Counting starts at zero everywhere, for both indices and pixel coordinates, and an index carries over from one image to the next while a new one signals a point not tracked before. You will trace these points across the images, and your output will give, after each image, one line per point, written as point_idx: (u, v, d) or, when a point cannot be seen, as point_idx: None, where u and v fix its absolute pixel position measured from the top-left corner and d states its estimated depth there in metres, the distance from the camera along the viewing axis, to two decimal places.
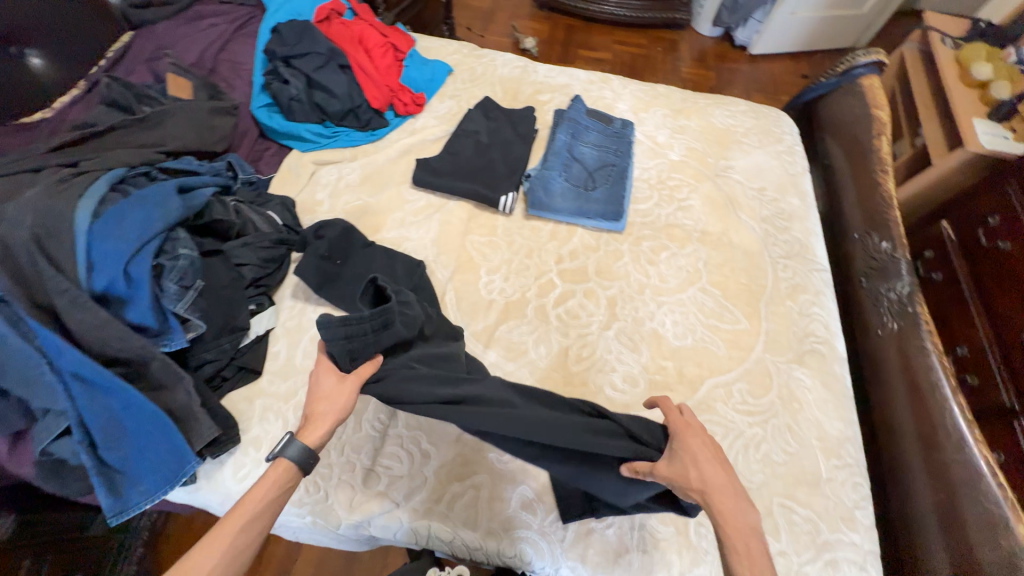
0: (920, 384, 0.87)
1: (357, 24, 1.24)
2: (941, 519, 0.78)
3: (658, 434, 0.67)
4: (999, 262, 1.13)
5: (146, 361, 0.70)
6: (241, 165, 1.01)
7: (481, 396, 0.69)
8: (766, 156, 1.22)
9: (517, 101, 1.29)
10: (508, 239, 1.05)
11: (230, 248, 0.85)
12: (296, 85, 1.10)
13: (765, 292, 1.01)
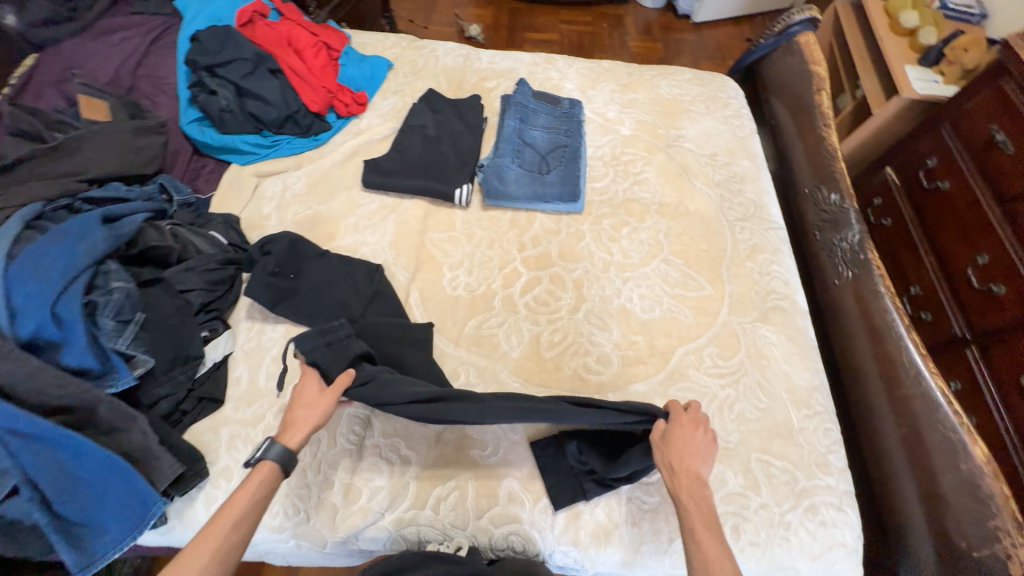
0: (877, 326, 0.91)
1: (284, 25, 1.18)
2: (907, 451, 0.81)
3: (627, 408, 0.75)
4: (940, 202, 1.19)
5: (92, 406, 0.65)
6: (175, 186, 0.95)
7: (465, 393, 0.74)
8: (714, 122, 1.23)
9: (463, 90, 1.26)
10: (468, 233, 1.03)
11: (171, 274, 0.80)
12: (225, 95, 1.05)
13: (726, 256, 1.03)
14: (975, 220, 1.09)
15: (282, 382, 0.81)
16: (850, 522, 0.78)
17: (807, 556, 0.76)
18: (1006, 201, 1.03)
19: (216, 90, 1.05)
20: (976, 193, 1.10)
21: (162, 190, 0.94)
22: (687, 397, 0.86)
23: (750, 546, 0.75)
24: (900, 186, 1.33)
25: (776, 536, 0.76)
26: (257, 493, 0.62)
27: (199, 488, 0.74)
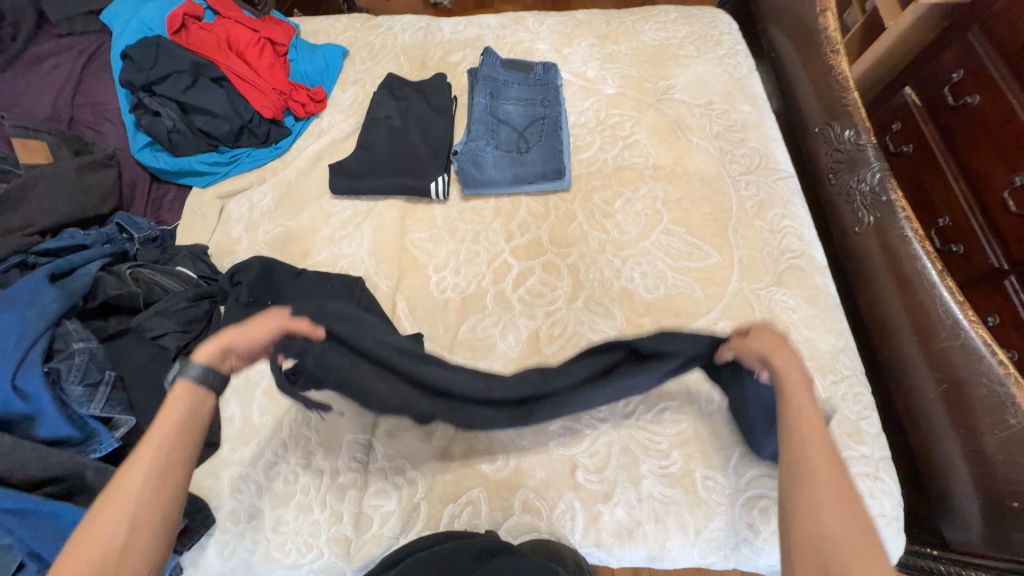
0: (906, 275, 0.82)
1: (220, 25, 1.08)
2: (948, 409, 0.75)
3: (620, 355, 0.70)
4: (970, 120, 1.06)
5: (79, 473, 0.63)
6: (134, 223, 0.90)
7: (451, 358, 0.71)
8: (707, 64, 1.11)
9: (427, 70, 1.15)
10: (451, 228, 0.96)
11: (141, 321, 0.77)
12: (170, 115, 0.98)
13: (731, 217, 0.94)
14: (1012, 137, 0.97)
15: (276, 416, 0.79)
16: (889, 491, 0.73)
17: None
18: None
19: (159, 111, 0.98)
20: (1013, 106, 0.97)
21: (121, 229, 0.89)
22: (703, 378, 0.80)
23: None
24: (923, 107, 1.18)
25: None
26: (181, 430, 0.55)
27: (208, 535, 0.73)
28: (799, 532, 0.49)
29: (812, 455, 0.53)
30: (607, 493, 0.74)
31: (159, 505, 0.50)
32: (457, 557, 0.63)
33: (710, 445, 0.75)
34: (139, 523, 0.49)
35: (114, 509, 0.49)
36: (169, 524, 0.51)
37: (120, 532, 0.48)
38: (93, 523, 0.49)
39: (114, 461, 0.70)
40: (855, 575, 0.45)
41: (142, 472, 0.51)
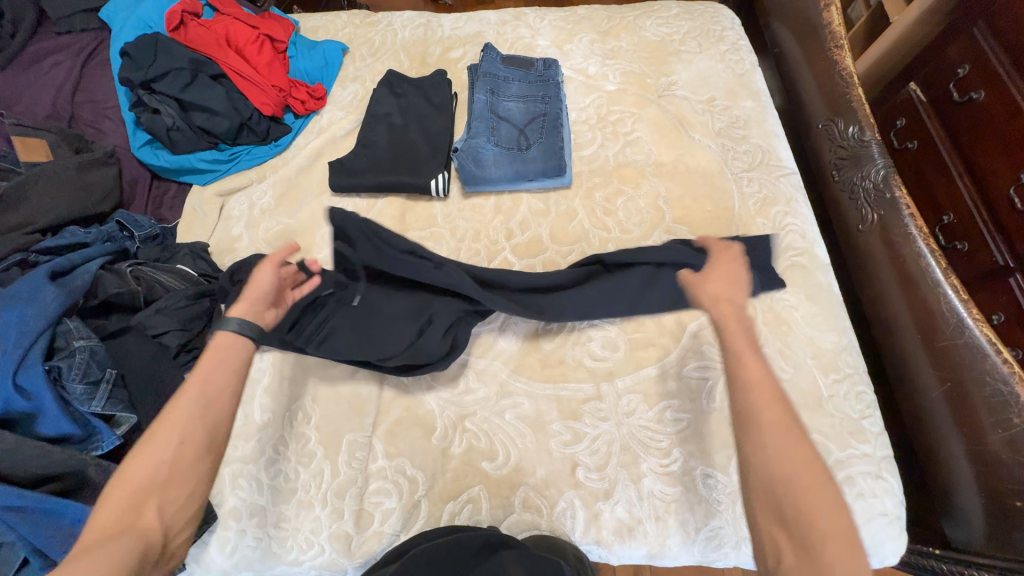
0: (910, 273, 0.81)
1: (220, 22, 1.08)
2: (952, 408, 0.74)
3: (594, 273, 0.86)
4: (975, 116, 1.05)
5: (80, 470, 0.64)
6: (133, 220, 0.90)
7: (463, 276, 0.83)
8: (709, 60, 1.10)
9: (427, 66, 1.14)
10: (451, 226, 0.96)
11: (142, 319, 0.77)
12: (169, 112, 0.98)
13: (733, 215, 0.93)
14: (1018, 132, 0.96)
15: (278, 414, 0.79)
16: (890, 489, 0.73)
17: None
18: None
19: (158, 108, 0.98)
20: (1018, 101, 0.96)
21: (121, 226, 0.89)
22: (704, 376, 0.79)
23: None
24: (928, 103, 1.17)
25: None
26: (220, 368, 0.61)
27: (210, 531, 0.72)
28: (758, 484, 0.51)
29: (765, 412, 0.53)
30: (608, 491, 0.74)
31: (202, 437, 0.55)
32: (458, 551, 0.63)
33: (712, 443, 0.75)
34: (186, 448, 0.54)
35: (165, 437, 0.54)
36: (212, 451, 0.56)
37: (170, 455, 0.53)
38: (148, 445, 0.54)
39: (115, 459, 0.71)
40: (805, 506, 0.48)
41: (189, 404, 0.57)
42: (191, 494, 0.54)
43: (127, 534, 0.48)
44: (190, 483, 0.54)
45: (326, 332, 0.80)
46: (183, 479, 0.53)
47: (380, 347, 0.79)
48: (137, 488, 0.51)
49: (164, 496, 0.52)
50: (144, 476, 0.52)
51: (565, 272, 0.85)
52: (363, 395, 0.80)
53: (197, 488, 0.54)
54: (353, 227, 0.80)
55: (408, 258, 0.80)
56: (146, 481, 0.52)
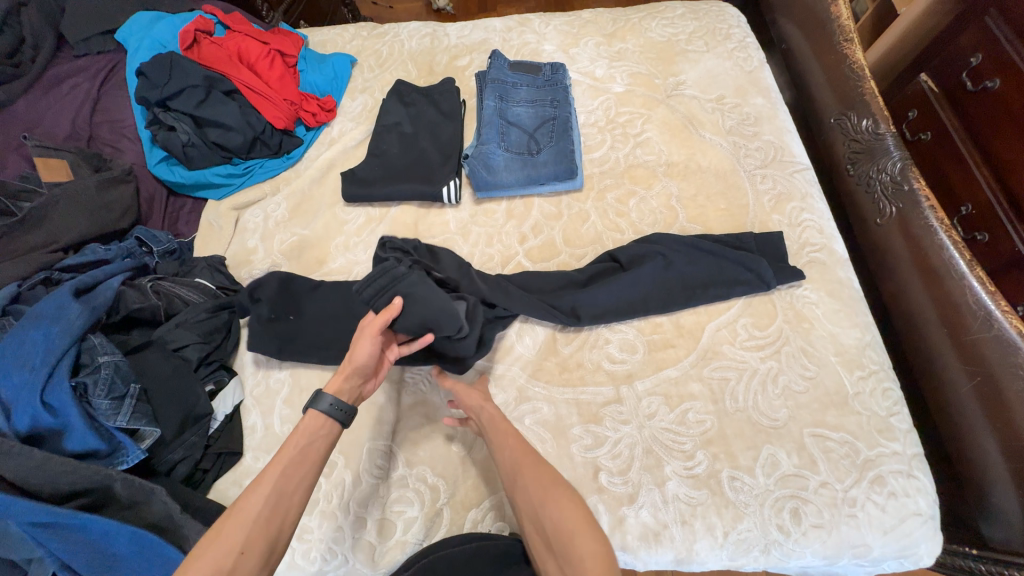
0: (932, 266, 0.80)
1: (231, 39, 1.10)
2: (982, 402, 0.72)
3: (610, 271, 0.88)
4: (991, 105, 1.03)
5: (106, 485, 0.64)
6: (152, 236, 0.91)
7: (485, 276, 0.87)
8: (717, 59, 1.09)
9: (435, 75, 1.15)
10: (464, 232, 0.96)
11: (163, 334, 0.79)
12: (185, 129, 1.00)
13: (747, 212, 0.92)
14: None
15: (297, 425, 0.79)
16: (923, 489, 0.71)
17: (879, 532, 0.69)
18: None
19: (174, 125, 0.99)
20: None
21: (141, 243, 0.91)
22: (726, 376, 0.78)
23: (813, 529, 0.69)
24: (940, 94, 1.15)
25: (841, 515, 0.69)
26: (299, 463, 0.57)
27: None
28: (530, 516, 0.60)
29: (516, 458, 0.64)
30: (631, 496, 0.72)
31: (263, 539, 0.52)
32: (478, 558, 0.65)
33: (736, 444, 0.74)
34: (246, 558, 0.51)
35: (230, 540, 0.51)
36: (271, 548, 0.53)
37: (230, 563, 0.50)
38: (214, 541, 0.51)
39: (140, 473, 0.71)
40: (559, 518, 0.57)
41: (258, 504, 0.53)
42: None
43: None
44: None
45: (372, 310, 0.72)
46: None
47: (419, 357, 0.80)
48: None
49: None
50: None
51: (580, 274, 0.87)
52: (381, 403, 0.80)
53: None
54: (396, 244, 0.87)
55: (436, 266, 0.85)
56: None
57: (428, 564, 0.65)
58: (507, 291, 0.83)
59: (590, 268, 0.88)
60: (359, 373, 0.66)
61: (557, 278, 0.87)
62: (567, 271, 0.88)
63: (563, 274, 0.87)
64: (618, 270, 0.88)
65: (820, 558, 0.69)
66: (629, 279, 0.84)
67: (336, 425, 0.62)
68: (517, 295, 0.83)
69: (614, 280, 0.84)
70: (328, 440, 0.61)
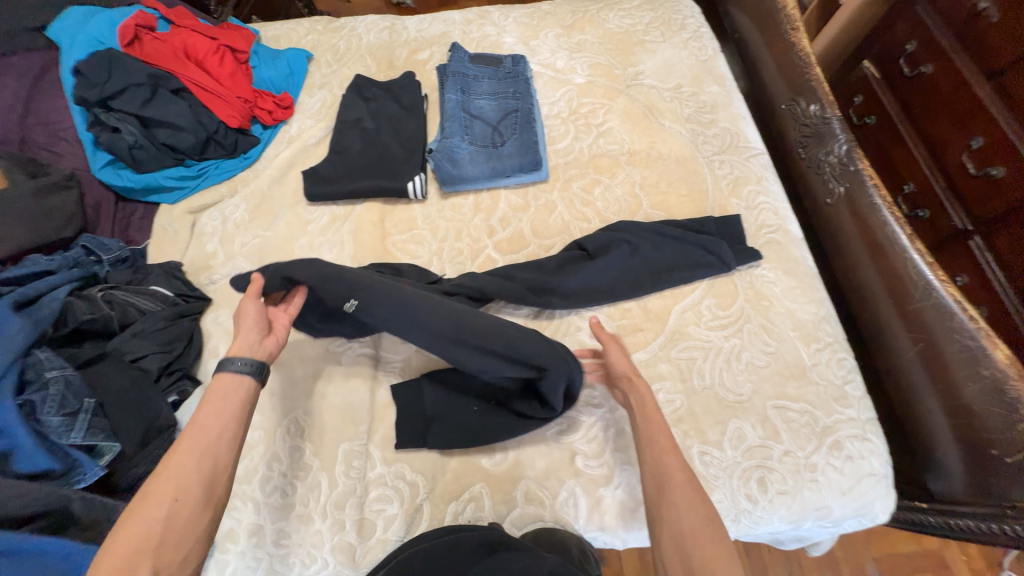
0: (877, 241, 0.85)
1: (176, 35, 1.05)
2: (926, 365, 0.77)
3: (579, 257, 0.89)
4: (926, 88, 1.09)
5: (64, 506, 0.61)
6: (101, 243, 0.86)
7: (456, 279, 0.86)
8: (674, 48, 1.12)
9: (395, 69, 1.13)
10: (432, 227, 0.95)
11: (118, 344, 0.76)
12: (130, 129, 0.95)
13: (707, 197, 0.95)
14: (965, 101, 1.00)
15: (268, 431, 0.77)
16: (877, 450, 0.75)
17: (838, 493, 0.73)
18: (997, 76, 0.95)
19: (118, 126, 0.95)
20: (964, 72, 1.01)
21: (88, 251, 0.85)
22: (692, 356, 0.81)
23: (778, 496, 0.72)
24: (882, 78, 1.22)
25: (804, 480, 0.73)
26: (223, 417, 0.58)
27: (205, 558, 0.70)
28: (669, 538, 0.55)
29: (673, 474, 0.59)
30: (608, 476, 0.74)
31: (201, 487, 0.53)
32: (457, 550, 0.64)
33: (705, 419, 0.77)
34: (182, 504, 0.52)
35: (161, 495, 0.51)
36: (211, 501, 0.54)
37: (165, 513, 0.51)
38: (146, 497, 0.51)
39: (100, 491, 0.68)
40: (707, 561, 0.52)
41: (187, 460, 0.54)
42: (187, 552, 0.51)
43: None
44: (190, 534, 0.51)
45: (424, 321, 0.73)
46: (178, 536, 0.51)
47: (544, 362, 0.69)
48: (135, 550, 0.48)
49: (161, 554, 0.49)
50: (144, 537, 0.49)
51: (550, 262, 0.88)
52: (356, 404, 0.79)
53: (201, 534, 0.52)
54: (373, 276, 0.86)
55: (399, 279, 0.84)
56: (143, 536, 0.49)
57: (404, 560, 0.64)
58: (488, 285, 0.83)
59: (557, 254, 0.89)
60: (253, 331, 0.65)
61: (525, 267, 0.88)
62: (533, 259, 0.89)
63: (530, 261, 0.89)
64: (584, 257, 0.89)
65: (787, 523, 0.73)
66: (593, 265, 0.86)
67: (252, 382, 0.62)
68: (495, 286, 0.83)
69: (582, 267, 0.86)
70: (250, 393, 0.61)
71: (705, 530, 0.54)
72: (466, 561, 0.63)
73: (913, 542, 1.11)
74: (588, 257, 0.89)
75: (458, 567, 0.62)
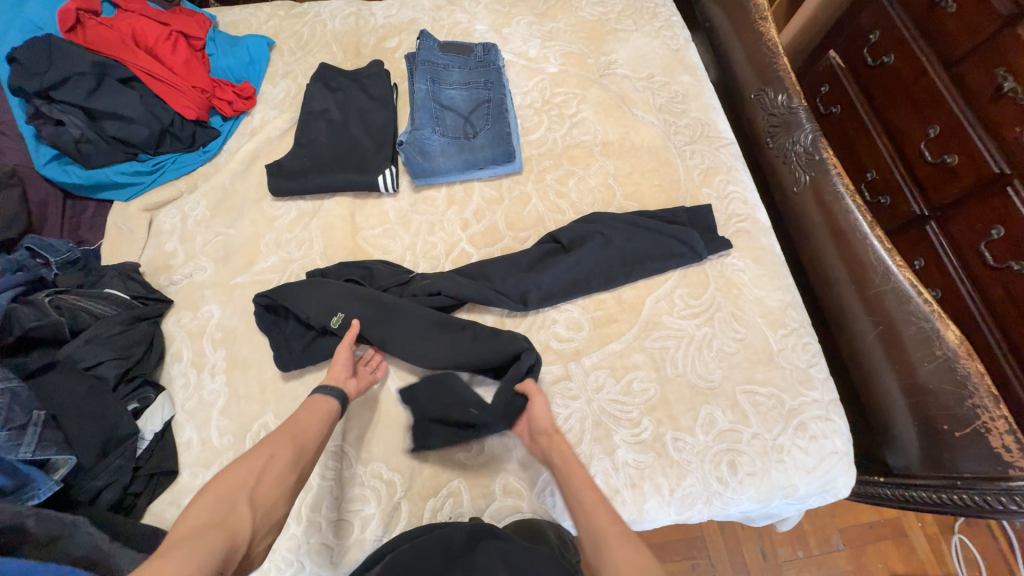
0: (841, 228, 0.88)
1: (123, 19, 0.98)
2: (884, 346, 0.81)
3: (554, 251, 0.89)
4: (888, 78, 1.12)
5: (16, 524, 0.58)
6: (46, 245, 0.81)
7: (426, 278, 0.84)
8: (645, 37, 1.12)
9: (363, 57, 1.09)
10: (404, 221, 0.93)
11: (70, 353, 0.72)
12: (75, 122, 0.89)
13: (679, 187, 0.96)
14: (925, 91, 1.04)
15: (237, 435, 0.74)
16: (839, 430, 0.78)
17: (804, 472, 0.76)
18: (953, 65, 0.99)
19: (60, 119, 0.88)
20: (923, 61, 1.04)
21: (33, 253, 0.80)
22: (666, 345, 0.82)
23: (747, 477, 0.75)
24: (846, 68, 1.25)
25: (771, 461, 0.76)
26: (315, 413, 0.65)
27: None
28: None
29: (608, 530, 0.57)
30: (584, 466, 0.75)
31: (289, 451, 0.59)
32: (447, 543, 0.64)
33: (678, 406, 0.78)
34: (276, 460, 0.57)
35: (259, 449, 0.57)
36: (297, 466, 0.59)
37: (262, 466, 0.56)
38: (248, 454, 0.57)
39: (58, 505, 0.65)
40: None
41: (282, 430, 0.61)
42: (273, 505, 0.55)
43: (215, 531, 0.48)
44: (275, 490, 0.56)
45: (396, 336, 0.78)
46: (269, 484, 0.56)
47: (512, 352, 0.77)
48: (231, 487, 0.53)
49: (252, 497, 0.54)
50: (240, 480, 0.54)
51: (525, 257, 0.87)
52: None
53: (282, 493, 0.56)
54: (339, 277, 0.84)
55: (372, 282, 0.84)
56: (239, 484, 0.54)
57: (393, 558, 0.62)
58: (458, 284, 0.82)
59: (532, 248, 0.89)
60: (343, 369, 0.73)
61: (499, 263, 0.87)
62: (507, 255, 0.88)
63: (503, 257, 0.88)
64: (559, 250, 0.89)
65: (756, 502, 0.76)
66: (568, 257, 0.86)
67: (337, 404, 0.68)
68: (466, 286, 0.82)
69: (558, 261, 0.86)
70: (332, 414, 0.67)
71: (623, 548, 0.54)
72: (456, 553, 0.63)
73: (875, 513, 1.17)
74: (563, 250, 0.89)
75: (450, 560, 0.63)
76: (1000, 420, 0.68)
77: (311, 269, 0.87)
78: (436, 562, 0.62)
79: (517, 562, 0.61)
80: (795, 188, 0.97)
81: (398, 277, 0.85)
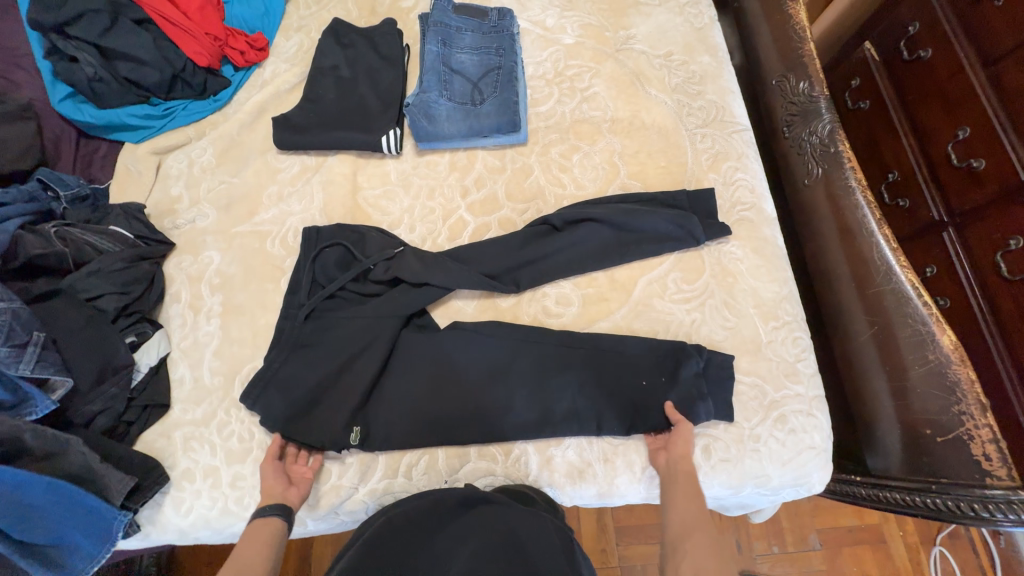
0: (848, 225, 0.85)
1: None
2: (878, 347, 0.79)
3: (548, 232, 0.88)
4: (922, 75, 1.07)
5: (15, 437, 0.62)
6: (57, 178, 0.83)
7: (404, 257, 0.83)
8: (668, 13, 1.08)
9: (377, 15, 1.08)
10: (405, 183, 0.93)
11: (73, 282, 0.75)
12: (89, 60, 0.90)
13: (685, 171, 0.94)
14: (959, 90, 0.99)
15: (227, 377, 0.78)
16: (819, 425, 0.78)
17: (778, 464, 0.76)
18: (993, 64, 0.94)
19: (75, 55, 0.90)
20: (960, 60, 0.99)
21: (44, 185, 0.83)
22: (655, 329, 0.82)
23: (720, 463, 0.75)
24: (880, 62, 1.19)
25: (746, 450, 0.76)
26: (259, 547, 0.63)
27: (163, 493, 0.73)
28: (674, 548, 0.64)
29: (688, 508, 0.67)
30: (560, 437, 0.77)
31: None
32: (434, 511, 0.67)
33: None
34: None
35: None
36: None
37: None
38: None
39: (57, 424, 0.70)
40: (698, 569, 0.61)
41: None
42: None
43: None
44: None
45: (428, 409, 0.76)
46: None
47: (532, 372, 0.79)
48: None
49: None
50: None
51: (514, 237, 0.87)
52: None
53: None
54: (327, 240, 0.85)
55: (365, 248, 0.85)
56: None
57: (387, 519, 0.67)
58: (444, 271, 0.81)
59: (525, 227, 0.89)
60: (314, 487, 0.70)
61: (493, 244, 0.87)
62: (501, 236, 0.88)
63: (497, 240, 0.87)
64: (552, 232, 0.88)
65: (727, 488, 0.76)
66: (561, 240, 0.86)
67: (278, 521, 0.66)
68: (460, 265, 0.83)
69: (551, 245, 0.86)
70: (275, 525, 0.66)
71: (712, 560, 0.61)
72: (446, 512, 0.67)
73: (856, 518, 1.17)
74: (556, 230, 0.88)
75: (443, 521, 0.66)
76: (985, 429, 0.68)
77: (309, 225, 0.88)
78: (429, 523, 0.66)
79: (516, 521, 0.64)
80: (806, 186, 0.94)
81: (386, 250, 0.84)
